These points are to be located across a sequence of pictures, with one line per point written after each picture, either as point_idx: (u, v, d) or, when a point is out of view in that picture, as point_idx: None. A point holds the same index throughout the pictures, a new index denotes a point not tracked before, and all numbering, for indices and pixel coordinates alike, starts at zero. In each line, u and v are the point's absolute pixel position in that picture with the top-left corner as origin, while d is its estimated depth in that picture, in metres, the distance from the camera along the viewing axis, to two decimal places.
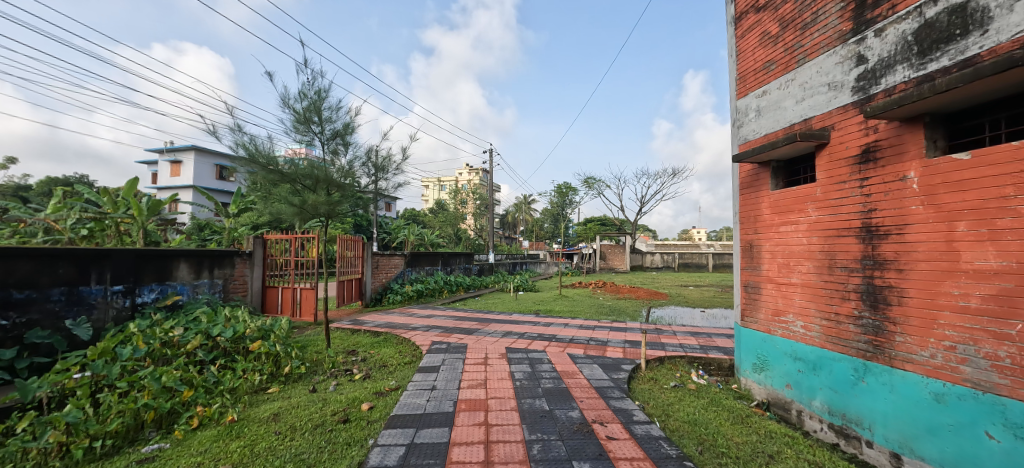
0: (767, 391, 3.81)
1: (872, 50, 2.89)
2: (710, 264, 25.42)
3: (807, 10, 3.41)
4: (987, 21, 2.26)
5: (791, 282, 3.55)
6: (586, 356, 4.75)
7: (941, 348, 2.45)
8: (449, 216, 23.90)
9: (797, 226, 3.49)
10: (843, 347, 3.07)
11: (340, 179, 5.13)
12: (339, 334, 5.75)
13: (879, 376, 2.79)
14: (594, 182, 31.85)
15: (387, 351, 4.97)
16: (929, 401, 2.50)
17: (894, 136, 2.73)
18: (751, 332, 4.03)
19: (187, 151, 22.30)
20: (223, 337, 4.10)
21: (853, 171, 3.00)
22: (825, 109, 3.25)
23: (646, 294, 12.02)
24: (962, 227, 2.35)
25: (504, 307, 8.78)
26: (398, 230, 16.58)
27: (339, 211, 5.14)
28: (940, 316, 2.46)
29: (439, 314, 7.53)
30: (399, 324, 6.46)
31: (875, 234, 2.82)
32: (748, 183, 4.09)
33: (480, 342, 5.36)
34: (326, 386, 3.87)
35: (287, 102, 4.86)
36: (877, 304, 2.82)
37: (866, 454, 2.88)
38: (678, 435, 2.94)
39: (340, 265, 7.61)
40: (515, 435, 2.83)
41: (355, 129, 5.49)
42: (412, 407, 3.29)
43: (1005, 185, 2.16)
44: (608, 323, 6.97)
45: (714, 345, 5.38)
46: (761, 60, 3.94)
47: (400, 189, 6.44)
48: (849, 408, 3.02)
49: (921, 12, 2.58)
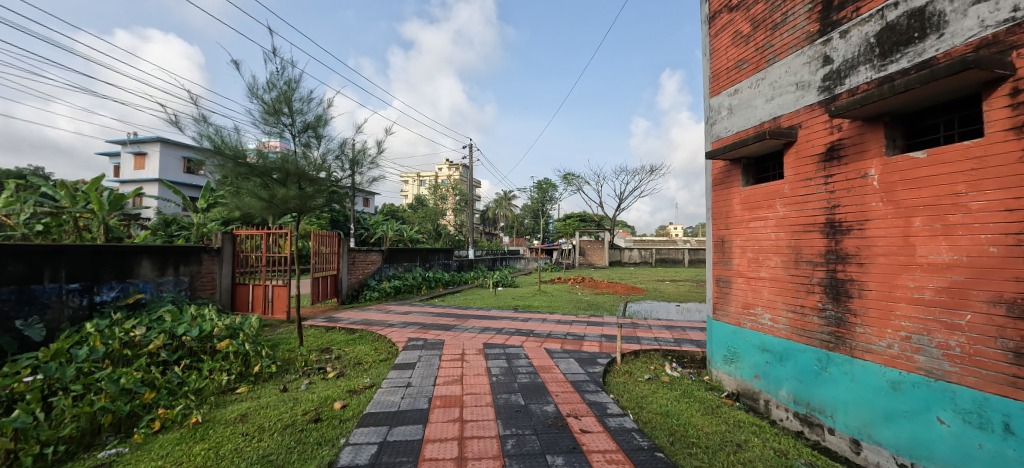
0: (736, 382, 3.90)
1: (838, 51, 2.98)
2: (687, 259, 26.03)
3: (777, 11, 3.48)
4: (944, 25, 2.36)
5: (760, 276, 3.65)
6: (564, 351, 4.77)
7: (898, 338, 2.55)
8: (430, 210, 23.50)
9: (766, 222, 3.59)
10: (808, 339, 3.17)
11: (312, 172, 4.92)
12: (313, 332, 5.61)
13: (841, 366, 2.90)
14: (573, 178, 32.03)
15: (362, 348, 4.88)
16: (885, 388, 2.62)
17: (856, 135, 2.83)
18: (722, 325, 4.13)
19: (153, 144, 21.37)
20: (189, 336, 3.93)
21: (819, 169, 3.10)
22: (794, 108, 3.34)
23: (624, 289, 12.23)
24: (919, 222, 2.46)
25: (483, 303, 8.75)
26: (376, 227, 16.36)
27: (312, 206, 4.99)
28: (897, 308, 2.57)
29: (416, 311, 7.41)
30: (375, 321, 6.36)
31: (838, 229, 2.93)
32: (720, 179, 4.17)
33: (457, 338, 5.32)
34: (298, 385, 3.77)
35: (254, 92, 4.68)
36: (840, 297, 2.92)
37: (829, 441, 3.00)
38: (650, 426, 2.99)
39: (315, 261, 7.42)
40: (489, 430, 2.82)
41: (328, 121, 5.35)
42: (385, 405, 3.23)
43: (957, 183, 2.27)
44: (585, 317, 7.04)
45: (687, 338, 5.51)
46: (733, 59, 4.02)
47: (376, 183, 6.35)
48: (812, 397, 3.13)
49: (884, 15, 2.68)
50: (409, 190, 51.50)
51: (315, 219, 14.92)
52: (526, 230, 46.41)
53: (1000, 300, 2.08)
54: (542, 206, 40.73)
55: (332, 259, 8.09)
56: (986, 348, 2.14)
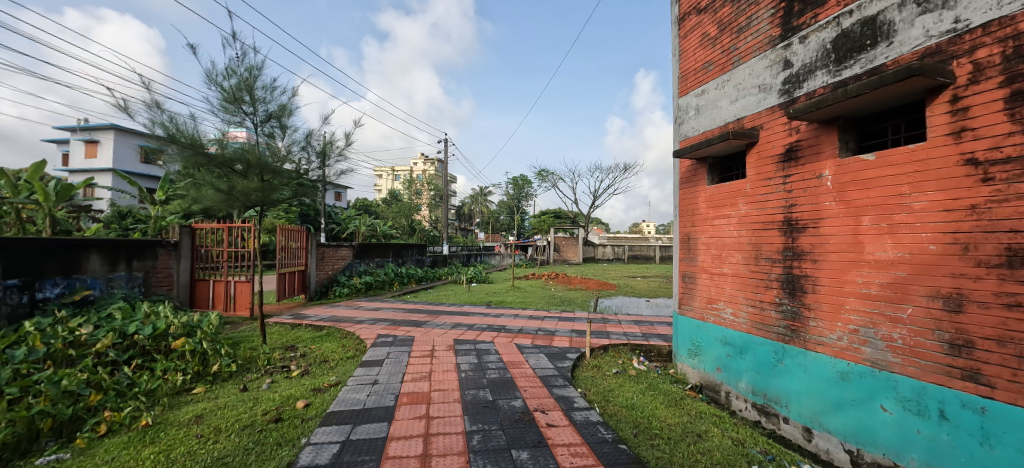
0: (700, 374, 4.02)
1: (797, 56, 3.09)
2: (658, 256, 26.70)
3: (742, 15, 3.59)
4: (893, 34, 2.49)
5: (722, 272, 3.77)
6: (534, 346, 4.80)
7: (847, 331, 2.69)
8: (404, 205, 23.12)
9: (729, 220, 3.70)
10: (766, 332, 3.31)
11: (275, 164, 4.76)
12: (278, 330, 5.43)
13: (795, 358, 3.04)
14: (548, 174, 32.21)
15: (329, 345, 4.77)
16: (834, 379, 2.76)
17: (813, 137, 2.96)
18: (687, 320, 4.25)
19: (107, 131, 20.12)
20: (141, 334, 3.73)
21: (778, 169, 3.22)
22: (756, 110, 3.46)
23: (596, 284, 12.43)
24: (867, 221, 2.59)
25: (456, 299, 8.70)
26: (348, 223, 16.01)
27: (276, 199, 4.85)
28: (846, 302, 2.70)
29: (387, 307, 7.31)
30: (344, 317, 6.22)
31: (795, 227, 3.06)
32: (687, 178, 4.27)
33: (427, 334, 5.27)
34: (259, 384, 3.64)
35: (213, 79, 4.46)
36: (795, 292, 3.06)
37: (783, 429, 3.14)
38: (615, 419, 3.06)
39: (281, 256, 7.18)
40: (456, 427, 2.81)
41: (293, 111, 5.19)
42: (350, 403, 3.16)
43: (902, 184, 2.40)
44: (557, 313, 7.11)
45: (655, 332, 5.65)
46: (701, 60, 4.11)
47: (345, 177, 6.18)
48: (769, 388, 3.26)
49: (839, 22, 2.80)
50: (384, 185, 50.50)
51: (282, 214, 14.42)
52: (504, 226, 46.43)
53: (938, 294, 2.22)
54: (518, 203, 40.85)
55: (299, 254, 7.84)
56: (924, 339, 2.28)
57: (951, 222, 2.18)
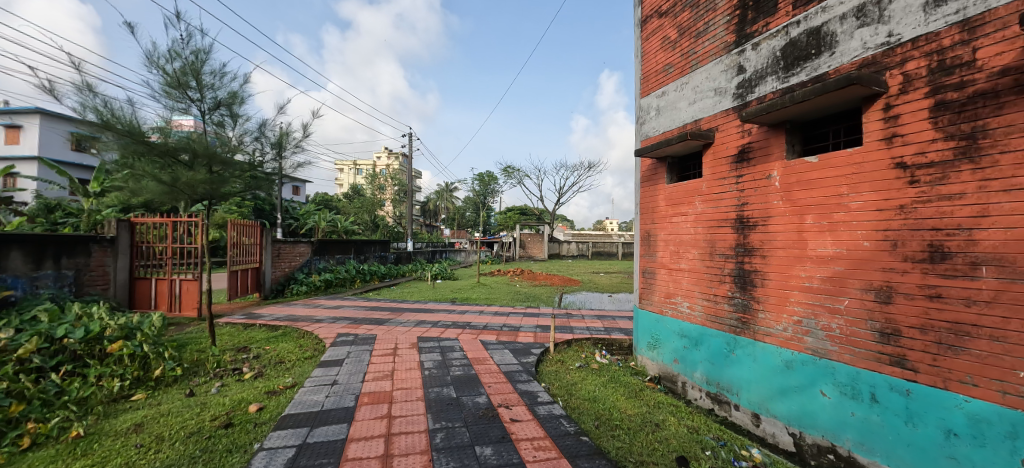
0: (658, 366, 4.17)
1: (750, 61, 3.25)
2: (621, 252, 27.52)
3: (700, 20, 3.72)
4: (834, 44, 2.66)
5: (680, 268, 3.92)
6: (498, 342, 4.82)
7: (792, 322, 2.87)
8: (366, 200, 22.46)
9: (686, 217, 3.86)
10: (719, 324, 3.47)
11: (225, 154, 4.48)
12: (229, 330, 5.15)
13: (745, 348, 3.21)
14: (514, 171, 32.31)
15: (285, 346, 4.57)
16: (779, 367, 2.95)
17: (763, 140, 3.12)
18: (646, 314, 4.39)
19: (31, 116, 18.22)
20: (72, 338, 3.41)
21: (732, 169, 3.38)
22: (712, 112, 3.61)
23: (561, 280, 12.65)
24: (810, 219, 2.77)
25: (420, 296, 8.59)
26: (307, 218, 15.39)
27: (226, 192, 4.58)
28: (791, 295, 2.88)
29: (348, 305, 7.10)
30: (301, 316, 5.97)
31: (746, 225, 3.22)
32: (648, 176, 4.40)
33: (390, 332, 5.16)
34: (207, 389, 3.44)
35: (153, 61, 4.14)
36: (746, 286, 3.23)
37: (734, 416, 3.31)
38: (578, 412, 3.12)
39: (233, 253, 6.79)
40: (418, 425, 2.77)
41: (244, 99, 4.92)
42: (307, 405, 3.05)
43: (841, 186, 2.59)
44: (521, 309, 7.17)
45: (617, 326, 5.81)
46: (661, 63, 4.23)
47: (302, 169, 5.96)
48: (721, 377, 3.43)
49: (788, 32, 2.96)
50: (346, 179, 48.74)
51: (234, 208, 13.59)
52: (473, 223, 46.18)
53: (871, 287, 2.41)
54: (486, 199, 40.71)
55: (253, 250, 7.46)
56: (858, 329, 2.48)
57: (882, 220, 2.37)
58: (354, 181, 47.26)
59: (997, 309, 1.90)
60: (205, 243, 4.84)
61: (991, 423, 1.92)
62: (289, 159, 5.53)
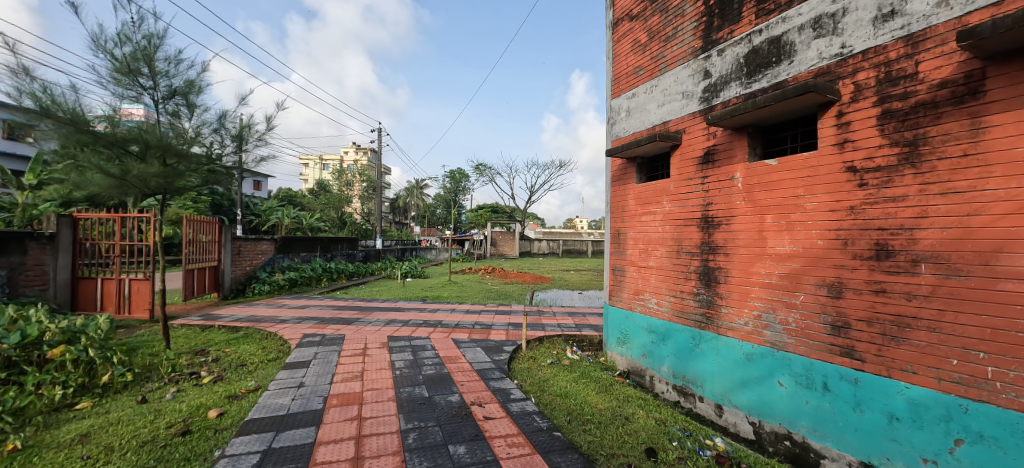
0: (627, 361, 4.27)
1: (716, 67, 3.37)
2: (591, 250, 28.07)
3: (669, 25, 3.83)
4: (793, 53, 2.80)
5: (648, 265, 4.03)
6: (471, 340, 4.81)
7: (752, 316, 3.01)
8: (333, 196, 21.78)
9: (654, 216, 3.97)
10: (685, 320, 3.60)
11: (181, 146, 4.23)
12: (186, 332, 4.88)
13: (709, 342, 3.34)
14: (486, 169, 32.24)
15: (247, 348, 4.38)
16: (740, 359, 3.09)
17: (727, 142, 3.25)
18: (616, 310, 4.49)
19: None
20: (6, 343, 3.13)
21: (698, 170, 3.51)
22: (680, 115, 3.73)
23: (532, 278, 12.78)
24: (769, 219, 2.91)
25: (390, 294, 8.45)
26: (270, 214, 14.78)
27: (181, 186, 4.33)
28: (751, 291, 3.03)
29: (315, 304, 6.89)
30: (264, 317, 5.74)
31: (711, 224, 3.36)
32: (618, 176, 4.50)
33: (359, 332, 5.05)
34: (162, 395, 3.24)
35: (100, 44, 3.85)
36: (710, 283, 3.36)
37: (699, 407, 3.44)
38: (550, 408, 3.16)
39: (189, 250, 6.44)
40: (390, 426, 2.72)
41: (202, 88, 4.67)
42: (272, 409, 2.94)
43: (798, 187, 2.73)
44: (493, 307, 7.18)
45: (587, 323, 5.92)
46: (632, 65, 4.33)
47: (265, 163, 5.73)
48: (687, 371, 3.55)
49: (751, 39, 3.09)
50: (312, 175, 47.06)
51: (189, 204, 12.82)
52: (446, 220, 45.77)
53: (824, 283, 2.56)
54: (458, 196, 40.41)
55: (212, 248, 7.12)
56: (812, 322, 2.63)
57: (834, 220, 2.52)
58: (321, 177, 45.81)
59: (934, 302, 2.07)
60: (157, 241, 4.51)
61: (928, 407, 2.09)
62: (251, 153, 5.29)
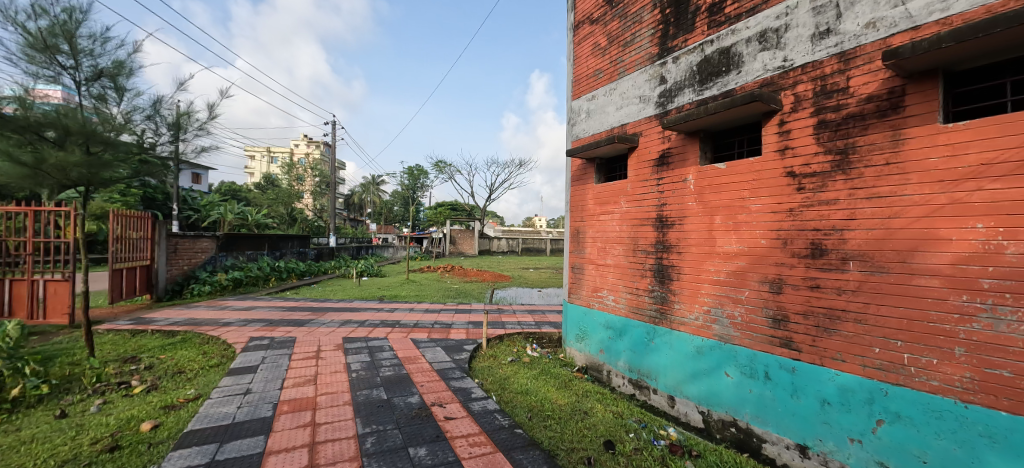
0: (586, 357, 4.38)
1: (671, 73, 3.52)
2: (549, 248, 28.59)
3: (628, 31, 3.96)
4: (741, 64, 2.98)
5: (606, 263, 4.15)
6: (430, 340, 4.74)
7: (702, 311, 3.18)
8: (283, 191, 20.65)
9: (612, 215, 4.08)
10: (640, 315, 3.74)
11: (107, 133, 3.85)
12: (114, 339, 4.45)
13: (663, 337, 3.49)
14: (446, 166, 31.82)
15: (185, 354, 4.06)
16: (690, 352, 3.24)
17: (681, 146, 3.40)
18: (575, 307, 4.59)
19: None
20: None
21: (654, 172, 3.64)
22: (637, 118, 3.86)
23: (491, 276, 12.83)
24: (718, 219, 3.07)
25: (344, 294, 8.16)
26: (211, 210, 13.76)
27: (108, 178, 3.94)
28: (702, 287, 3.18)
29: (262, 305, 6.51)
30: (204, 320, 5.35)
31: (665, 224, 3.50)
32: (578, 176, 4.59)
33: (312, 333, 4.83)
34: (85, 408, 2.93)
35: (8, 16, 3.43)
36: (664, 280, 3.51)
37: (653, 399, 3.59)
38: (512, 405, 3.18)
39: (117, 249, 5.88)
40: (346, 431, 2.62)
41: (132, 70, 4.27)
42: (215, 418, 2.74)
43: (744, 190, 2.91)
44: (453, 305, 7.12)
45: (547, 320, 6.01)
46: (592, 68, 4.43)
47: (206, 155, 5.34)
48: (642, 364, 3.69)
49: (703, 49, 3.25)
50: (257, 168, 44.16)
51: (116, 197, 11.65)
52: (406, 218, 44.77)
53: (766, 280, 2.74)
54: (416, 194, 39.63)
55: (143, 246, 6.55)
56: (755, 316, 2.81)
57: (775, 221, 2.71)
58: (271, 171, 43.30)
59: (860, 296, 2.27)
60: (78, 238, 4.07)
61: (855, 391, 2.30)
62: (190, 143, 4.91)
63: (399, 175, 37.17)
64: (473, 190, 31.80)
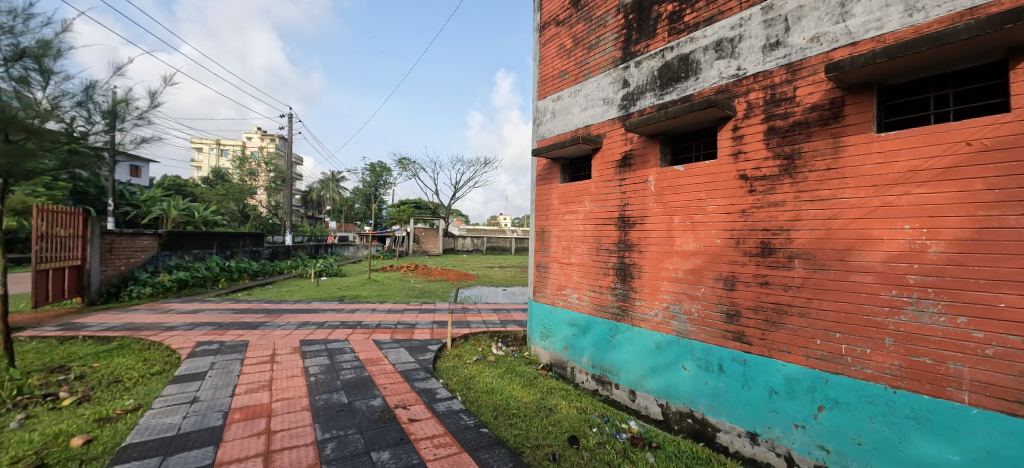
0: (550, 354, 4.44)
1: (633, 77, 3.62)
2: (514, 247, 28.76)
3: (592, 34, 4.04)
4: (698, 71, 3.12)
5: (570, 262, 4.22)
6: (393, 341, 4.64)
7: (661, 308, 3.30)
8: (234, 187, 19.49)
9: (577, 215, 4.16)
10: (603, 313, 3.83)
11: (29, 120, 3.49)
12: (37, 347, 4.04)
13: (624, 333, 3.59)
14: (409, 163, 31.17)
15: (122, 362, 3.75)
16: (650, 347, 3.36)
17: (642, 148, 3.51)
18: (540, 306, 4.64)
19: None
20: None
21: (616, 173, 3.74)
22: (601, 120, 3.95)
23: (455, 275, 12.75)
24: (677, 219, 3.20)
25: (302, 295, 7.83)
26: (153, 206, 12.77)
27: (31, 169, 3.57)
28: (661, 285, 3.30)
29: (210, 308, 6.13)
30: (145, 324, 4.96)
31: (627, 223, 3.61)
32: (544, 175, 4.64)
33: (266, 337, 4.60)
34: (3, 424, 2.64)
35: None
36: (626, 278, 3.61)
37: (614, 394, 3.69)
38: (477, 405, 3.17)
39: (42, 247, 5.36)
40: (304, 438, 2.52)
41: (60, 51, 3.90)
42: (157, 430, 2.55)
43: (701, 192, 3.04)
44: (417, 305, 7.01)
45: (512, 319, 6.05)
46: (558, 69, 4.49)
47: (146, 146, 4.96)
48: (605, 360, 3.78)
49: (664, 55, 3.37)
50: (204, 162, 41.27)
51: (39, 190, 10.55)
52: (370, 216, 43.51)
53: (720, 277, 2.88)
54: (379, 190, 38.63)
55: (73, 244, 5.99)
56: (710, 311, 2.95)
57: (728, 222, 2.86)
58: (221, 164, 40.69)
59: (804, 291, 2.44)
60: None
61: (799, 381, 2.46)
62: (129, 133, 4.55)
63: (363, 172, 36.10)
64: (439, 188, 31.44)
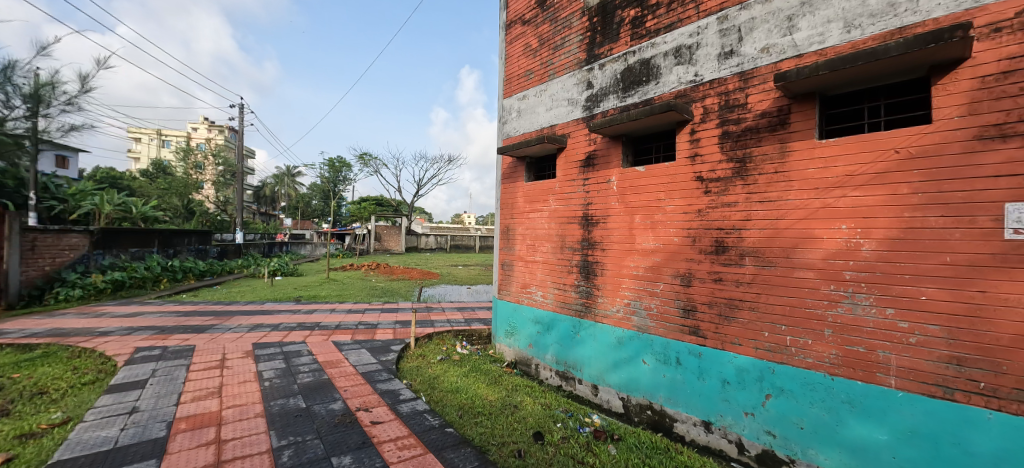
0: (515, 352, 4.47)
1: (597, 79, 3.71)
2: (479, 245, 28.77)
3: (557, 35, 4.10)
4: (659, 75, 3.23)
5: (535, 260, 4.26)
6: (353, 342, 4.50)
7: (623, 304, 3.40)
8: (179, 180, 18.16)
9: (542, 213, 4.20)
10: (568, 310, 3.90)
11: None
12: None
13: (588, 329, 3.68)
14: (370, 158, 30.01)
15: (47, 372, 3.41)
16: (612, 343, 3.46)
17: (606, 149, 3.60)
18: (505, 304, 4.65)
19: None
20: None
21: (581, 172, 3.81)
22: (566, 120, 4.01)
23: (419, 273, 12.58)
24: (638, 219, 3.31)
25: (256, 295, 7.44)
26: (82, 200, 11.65)
27: None
28: (623, 282, 3.40)
29: (151, 311, 5.69)
30: (73, 330, 4.53)
31: (591, 222, 3.69)
32: (509, 174, 4.65)
33: (214, 340, 4.33)
34: None
35: None
36: (590, 275, 3.70)
37: (578, 389, 3.78)
38: (441, 404, 3.14)
39: None
40: (259, 446, 2.40)
41: None
42: (91, 444, 2.34)
43: (661, 193, 3.16)
44: (378, 305, 6.84)
45: (476, 317, 6.04)
46: (523, 68, 4.52)
47: None
48: (569, 357, 3.86)
49: (626, 58, 3.47)
50: (144, 153, 38.08)
51: None
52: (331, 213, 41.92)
53: (678, 274, 3.01)
54: (339, 186, 37.29)
55: None
56: (668, 307, 3.07)
57: (685, 221, 2.99)
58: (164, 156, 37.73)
59: (754, 287, 2.59)
60: None
61: (748, 371, 2.62)
62: None
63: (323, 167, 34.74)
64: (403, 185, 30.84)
